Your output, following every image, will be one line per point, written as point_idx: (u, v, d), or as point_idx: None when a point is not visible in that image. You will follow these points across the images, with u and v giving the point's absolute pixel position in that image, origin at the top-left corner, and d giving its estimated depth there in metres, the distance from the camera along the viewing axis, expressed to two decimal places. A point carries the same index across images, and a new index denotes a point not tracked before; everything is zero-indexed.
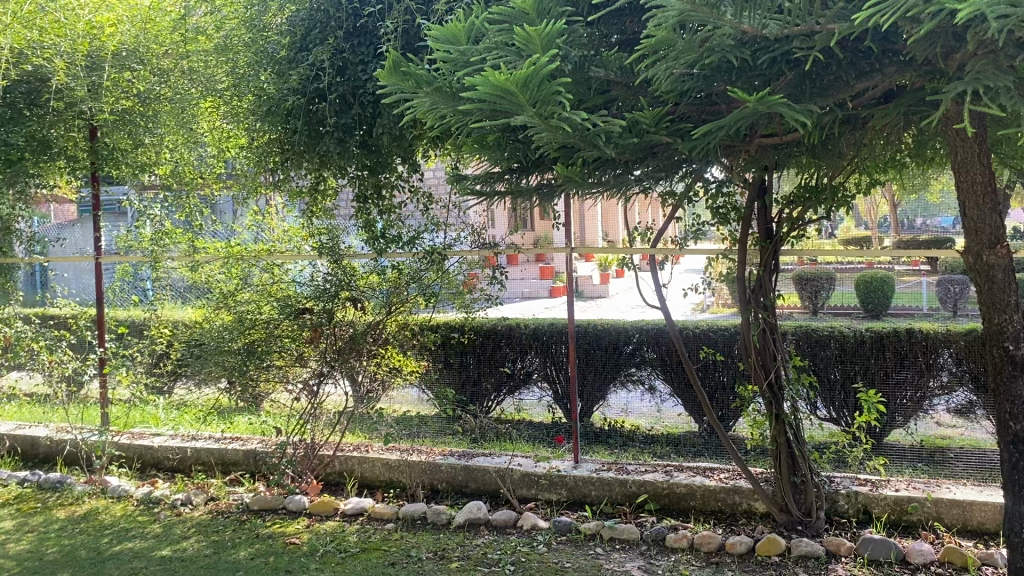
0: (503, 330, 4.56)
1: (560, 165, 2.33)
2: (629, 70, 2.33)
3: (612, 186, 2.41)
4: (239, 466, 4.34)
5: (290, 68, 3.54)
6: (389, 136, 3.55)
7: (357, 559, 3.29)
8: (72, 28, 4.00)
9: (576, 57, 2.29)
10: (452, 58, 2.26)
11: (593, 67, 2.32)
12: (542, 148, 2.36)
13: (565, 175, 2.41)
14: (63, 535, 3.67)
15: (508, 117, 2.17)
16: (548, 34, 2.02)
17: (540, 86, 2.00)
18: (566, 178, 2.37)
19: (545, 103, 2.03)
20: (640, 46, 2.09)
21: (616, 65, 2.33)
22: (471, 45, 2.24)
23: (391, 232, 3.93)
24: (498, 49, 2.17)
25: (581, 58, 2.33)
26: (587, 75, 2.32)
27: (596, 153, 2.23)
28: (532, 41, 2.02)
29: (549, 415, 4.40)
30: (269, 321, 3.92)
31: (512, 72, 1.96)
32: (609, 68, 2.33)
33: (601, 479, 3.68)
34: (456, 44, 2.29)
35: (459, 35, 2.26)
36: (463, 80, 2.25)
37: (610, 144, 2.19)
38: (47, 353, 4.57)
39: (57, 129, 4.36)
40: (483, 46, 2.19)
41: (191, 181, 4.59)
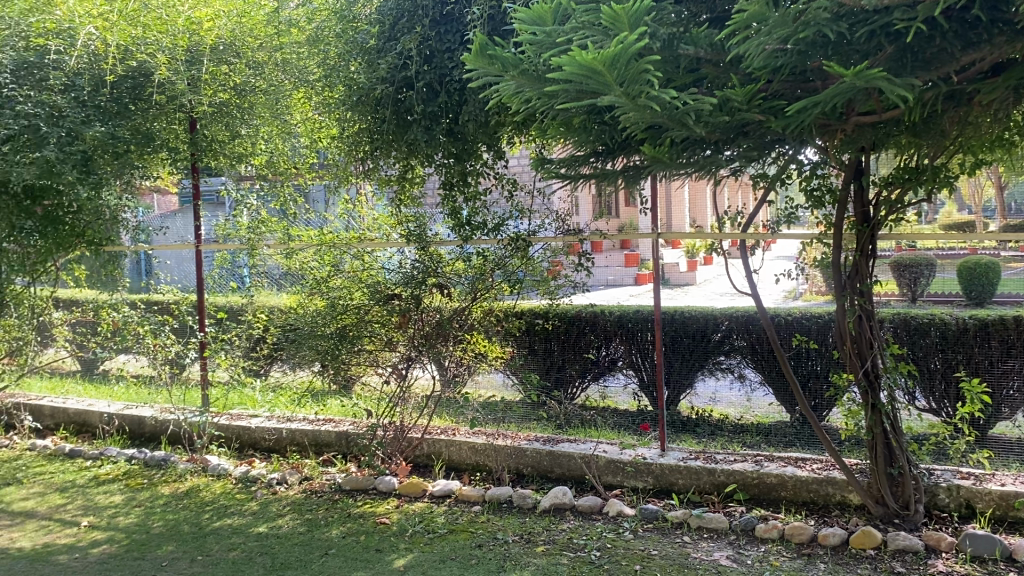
0: (587, 316, 4.55)
1: (648, 146, 2.30)
2: (721, 47, 2.27)
3: (703, 166, 2.37)
4: (331, 447, 4.45)
5: (379, 58, 3.60)
6: (475, 123, 3.56)
7: (444, 540, 3.34)
8: (173, 24, 4.22)
9: (664, 35, 2.24)
10: (539, 40, 2.25)
11: (682, 45, 2.27)
12: (629, 129, 2.33)
13: (652, 158, 2.38)
14: (168, 510, 3.85)
15: (594, 98, 2.16)
16: (635, 12, 2.00)
17: (628, 65, 1.97)
18: (655, 159, 2.35)
19: (634, 82, 2.00)
20: (732, 21, 2.05)
21: (706, 41, 2.27)
22: (557, 27, 2.22)
23: (476, 219, 3.96)
24: (585, 29, 2.15)
25: (670, 35, 2.28)
26: (676, 53, 2.28)
27: (685, 132, 2.19)
28: (620, 20, 2.00)
29: (634, 403, 4.39)
30: (360, 306, 4.02)
31: (600, 52, 1.95)
32: (698, 45, 2.27)
33: (689, 468, 3.64)
34: (543, 25, 2.27)
35: (546, 16, 2.24)
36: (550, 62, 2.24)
37: (700, 123, 2.15)
38: (151, 337, 4.72)
39: (160, 123, 4.51)
40: (570, 26, 2.17)
41: (286, 171, 4.85)
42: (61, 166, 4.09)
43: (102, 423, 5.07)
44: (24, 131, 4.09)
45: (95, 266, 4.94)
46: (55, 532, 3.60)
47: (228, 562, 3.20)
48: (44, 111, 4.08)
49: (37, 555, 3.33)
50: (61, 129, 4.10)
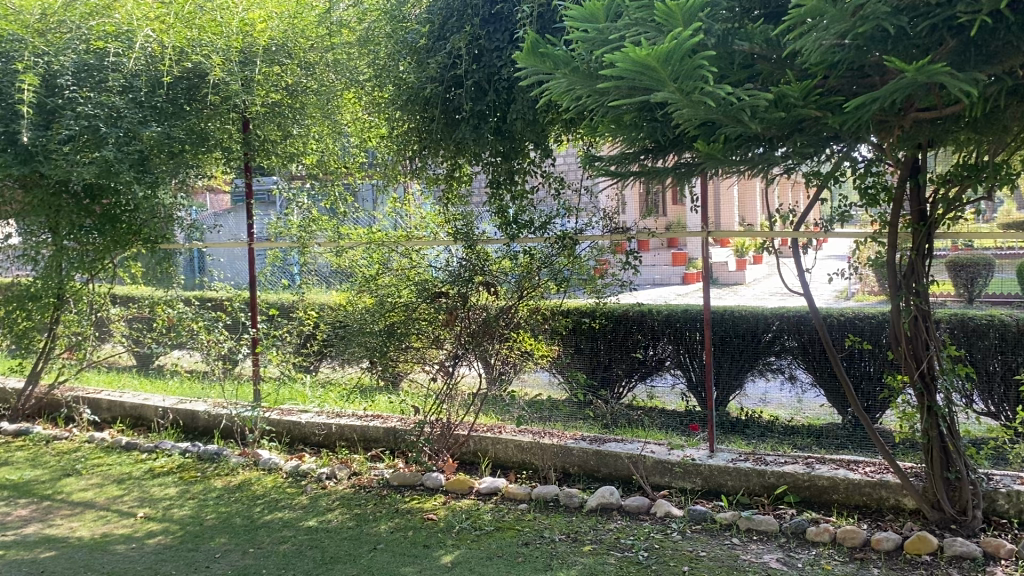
0: (635, 316, 4.55)
1: (701, 142, 2.28)
2: (776, 43, 2.24)
3: (756, 164, 2.34)
4: (379, 442, 4.50)
5: (429, 58, 3.64)
6: (523, 121, 3.54)
7: (491, 538, 3.35)
8: (227, 26, 4.34)
9: (718, 31, 2.22)
10: (590, 38, 2.24)
11: (736, 40, 2.25)
12: (682, 126, 2.32)
13: (705, 155, 2.35)
14: (220, 503, 3.93)
15: (647, 94, 2.15)
16: (689, 9, 1.99)
17: (682, 61, 1.96)
18: (708, 156, 2.32)
19: (688, 79, 1.99)
20: (789, 17, 2.03)
21: (761, 37, 2.24)
22: (610, 24, 2.20)
23: (523, 217, 3.96)
24: (638, 25, 2.14)
25: (725, 31, 2.26)
26: (730, 49, 2.26)
27: (740, 129, 2.17)
28: (674, 16, 2.00)
29: (682, 404, 4.34)
30: (407, 304, 4.07)
31: (653, 48, 1.94)
32: (753, 41, 2.25)
33: (738, 469, 3.60)
34: (595, 22, 2.26)
35: (598, 13, 2.23)
36: (602, 59, 2.23)
37: (755, 119, 2.13)
38: (205, 333, 4.86)
39: (214, 123, 4.55)
40: (623, 23, 2.16)
41: (336, 170, 4.92)
42: (119, 165, 4.20)
43: (157, 417, 5.18)
44: (84, 132, 4.21)
45: (151, 263, 5.02)
46: (113, 523, 3.70)
47: (279, 555, 3.25)
48: (103, 112, 4.21)
49: (96, 544, 3.42)
50: (119, 129, 4.22)
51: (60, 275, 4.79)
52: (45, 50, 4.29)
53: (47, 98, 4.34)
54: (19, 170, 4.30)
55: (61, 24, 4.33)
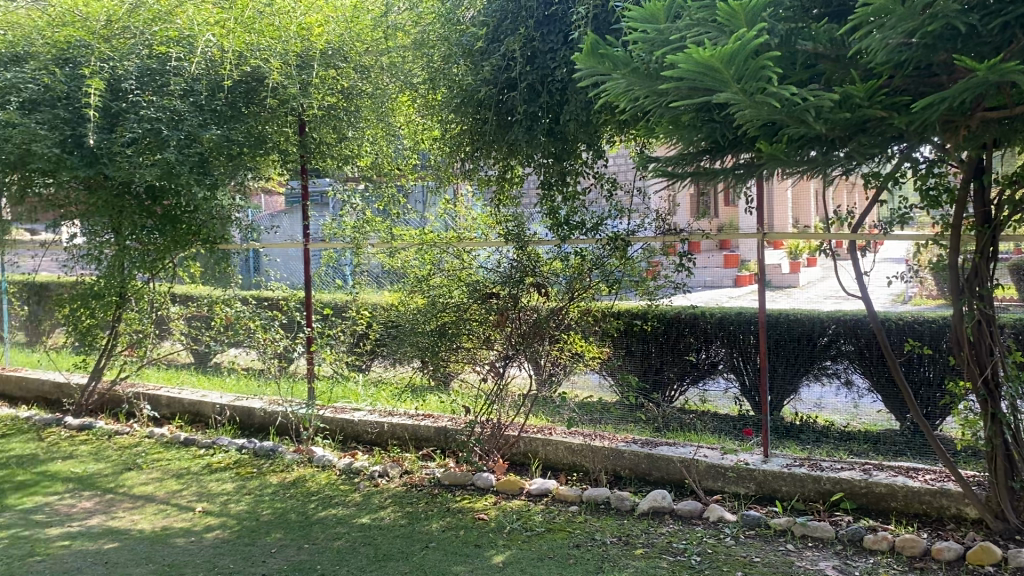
0: (687, 319, 4.48)
1: (762, 142, 2.25)
2: (841, 42, 2.19)
3: (818, 164, 2.29)
4: (430, 442, 4.54)
5: (483, 60, 3.67)
6: (576, 122, 3.52)
7: (542, 539, 3.36)
8: (286, 31, 4.46)
9: (781, 31, 2.19)
10: (650, 38, 2.23)
11: (799, 40, 2.22)
12: (742, 127, 2.29)
13: (768, 157, 2.30)
14: (276, 498, 4.00)
15: (708, 95, 2.13)
16: (753, 8, 1.97)
17: (745, 61, 1.94)
18: (769, 157, 2.28)
19: (753, 78, 1.97)
20: (854, 15, 1.99)
21: (826, 37, 2.20)
22: (671, 24, 2.19)
23: (574, 219, 3.96)
24: (699, 26, 2.12)
25: (788, 31, 2.22)
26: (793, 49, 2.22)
27: (803, 129, 2.13)
28: (737, 15, 1.99)
29: (735, 408, 4.28)
30: (459, 305, 4.10)
31: (716, 48, 1.93)
32: (817, 41, 2.21)
33: (793, 475, 3.55)
34: (655, 23, 2.25)
35: (658, 14, 2.21)
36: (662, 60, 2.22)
37: (820, 119, 2.09)
38: (262, 331, 5.00)
39: (272, 126, 4.64)
40: (683, 23, 2.14)
41: (389, 172, 4.84)
42: (180, 167, 4.31)
43: (215, 413, 5.30)
44: (147, 135, 4.33)
45: (209, 263, 5.12)
46: (172, 516, 3.79)
47: (333, 551, 3.30)
48: (165, 115, 4.33)
49: (156, 537, 3.51)
50: (180, 132, 4.34)
51: (123, 273, 4.94)
52: (110, 56, 4.46)
53: (112, 102, 4.47)
54: (85, 172, 4.42)
55: (126, 30, 4.51)
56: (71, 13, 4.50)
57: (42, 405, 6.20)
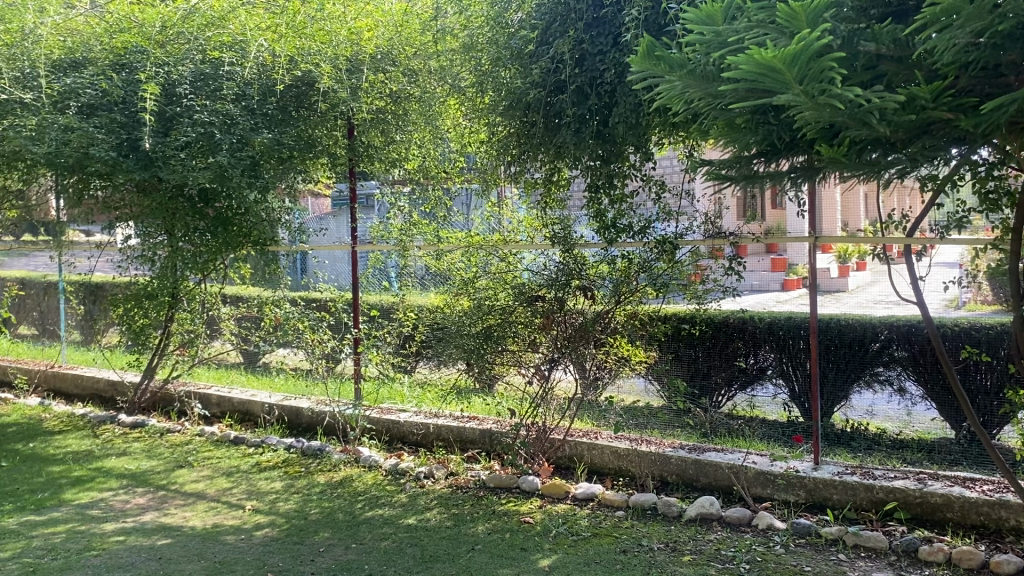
0: (736, 323, 4.41)
1: (822, 146, 2.19)
2: (905, 42, 2.14)
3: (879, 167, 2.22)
4: (475, 444, 4.54)
5: (532, 63, 3.68)
6: (625, 125, 3.50)
7: (588, 543, 3.34)
8: (336, 35, 4.54)
9: (843, 32, 2.14)
10: (707, 40, 2.21)
11: (862, 41, 2.16)
12: (800, 129, 2.24)
13: (828, 160, 2.27)
14: (324, 498, 4.04)
15: (767, 96, 2.10)
16: (815, 9, 1.94)
17: (806, 62, 1.91)
18: (829, 160, 2.23)
19: (815, 80, 1.93)
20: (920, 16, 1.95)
21: (889, 37, 2.13)
22: (728, 26, 2.17)
23: (622, 221, 3.93)
24: (759, 27, 2.09)
25: (850, 32, 2.17)
26: (855, 50, 2.17)
27: (865, 132, 2.08)
28: (798, 17, 1.95)
29: (784, 414, 4.19)
30: (505, 308, 4.11)
31: (779, 50, 1.91)
32: (881, 41, 2.14)
33: (844, 483, 3.48)
34: (712, 25, 2.23)
35: (716, 16, 2.19)
36: (719, 62, 2.19)
37: (883, 121, 2.04)
38: (310, 332, 5.04)
39: (321, 129, 4.76)
40: (742, 25, 2.11)
41: (436, 175, 4.87)
42: (232, 170, 4.40)
43: (264, 413, 5.38)
44: (200, 138, 4.42)
45: (259, 265, 5.19)
46: (223, 514, 3.85)
47: (380, 551, 3.32)
48: (218, 119, 4.40)
49: (208, 534, 3.57)
50: (232, 136, 4.42)
51: (176, 273, 4.96)
52: (165, 61, 4.54)
53: (167, 106, 4.54)
54: (141, 175, 4.49)
55: (180, 35, 4.58)
56: (127, 19, 4.65)
57: (96, 403, 6.35)
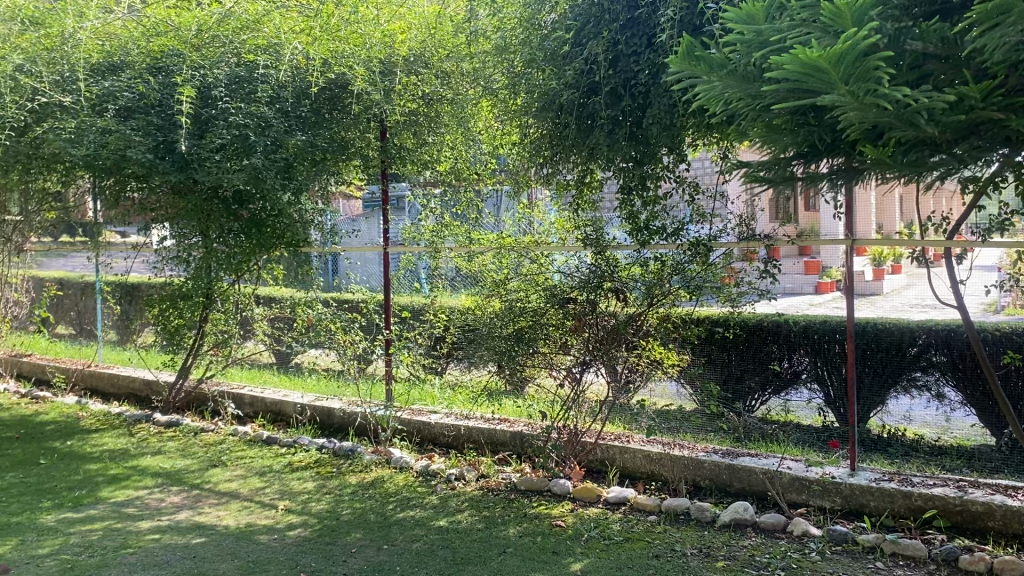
0: (770, 326, 4.38)
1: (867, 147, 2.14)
2: (953, 41, 2.08)
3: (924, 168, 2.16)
4: (506, 446, 4.54)
5: (566, 65, 3.66)
6: (659, 126, 3.46)
7: (620, 548, 3.32)
8: (370, 38, 4.58)
9: (889, 30, 2.09)
10: (748, 39, 2.18)
11: (909, 40, 2.10)
12: (843, 129, 2.20)
13: (871, 161, 2.22)
14: (355, 498, 4.06)
15: (811, 96, 2.06)
16: (860, 7, 1.90)
17: (851, 62, 1.87)
18: (873, 161, 2.18)
19: (862, 80, 1.90)
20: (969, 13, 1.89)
21: (936, 35, 2.07)
22: (770, 25, 2.13)
23: (655, 223, 3.90)
24: (802, 26, 2.06)
25: (896, 30, 2.11)
26: (902, 49, 2.11)
27: (910, 133, 2.03)
28: (843, 16, 1.91)
29: (819, 419, 4.15)
30: (536, 310, 4.10)
31: (826, 50, 1.88)
32: (928, 40, 2.08)
33: (882, 490, 3.42)
34: (753, 24, 2.20)
35: (757, 15, 2.16)
36: (760, 62, 2.16)
37: (930, 122, 1.99)
38: (342, 333, 5.07)
39: (354, 132, 4.80)
40: (785, 24, 2.08)
41: (468, 177, 4.85)
42: (266, 172, 4.44)
43: (296, 413, 5.41)
44: (235, 141, 4.46)
45: (292, 266, 5.22)
46: (256, 513, 3.88)
47: (411, 553, 3.32)
48: (253, 121, 4.44)
49: (241, 533, 3.59)
50: (267, 138, 4.46)
51: (210, 275, 4.99)
52: (201, 64, 4.58)
53: (202, 109, 4.58)
54: (177, 177, 4.53)
55: (215, 39, 4.63)
56: (163, 23, 4.73)
57: (132, 402, 6.43)
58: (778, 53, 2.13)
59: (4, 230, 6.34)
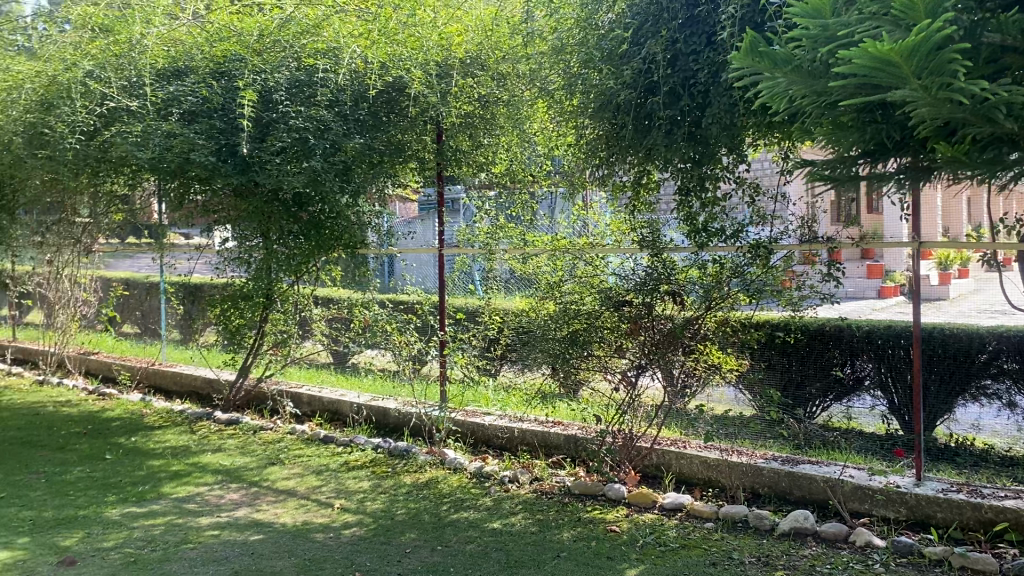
0: (832, 331, 4.26)
1: (941, 145, 2.06)
2: None
3: (999, 166, 2.07)
4: (560, 449, 4.51)
5: (623, 64, 3.62)
6: (718, 126, 3.41)
7: (677, 555, 3.27)
8: (427, 41, 4.61)
9: (964, 22, 2.00)
10: (814, 35, 2.13)
11: (986, 32, 2.00)
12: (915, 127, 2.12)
13: (944, 159, 2.13)
14: (410, 498, 4.07)
15: (882, 91, 2.01)
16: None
17: (923, 56, 1.81)
18: (946, 160, 2.09)
19: (935, 74, 1.83)
20: None
21: (1017, 27, 1.96)
22: (838, 20, 2.08)
23: (714, 225, 3.83)
24: (872, 19, 2.00)
25: (972, 22, 2.02)
26: (979, 42, 2.01)
27: (986, 129, 1.95)
28: (915, 7, 1.85)
29: (882, 427, 4.02)
30: (591, 312, 4.08)
31: (898, 42, 1.82)
32: (1007, 32, 1.97)
33: (950, 501, 3.31)
34: (819, 19, 2.14)
35: (824, 9, 2.11)
36: (828, 57, 2.11)
37: (1007, 118, 1.90)
38: (397, 334, 5.12)
39: (410, 135, 4.83)
40: (853, 18, 2.02)
41: (523, 179, 4.87)
42: (325, 175, 4.51)
43: (352, 413, 5.47)
44: (295, 144, 4.52)
45: (349, 267, 5.28)
46: (312, 511, 3.92)
47: (465, 554, 3.32)
48: (313, 125, 4.50)
49: (298, 531, 3.63)
50: (326, 141, 4.53)
51: (270, 275, 5.08)
52: (262, 68, 4.67)
53: (263, 113, 4.65)
54: (238, 180, 4.62)
55: (276, 43, 4.72)
56: (226, 29, 4.84)
57: (193, 400, 6.57)
58: (847, 48, 2.08)
59: (74, 232, 6.54)
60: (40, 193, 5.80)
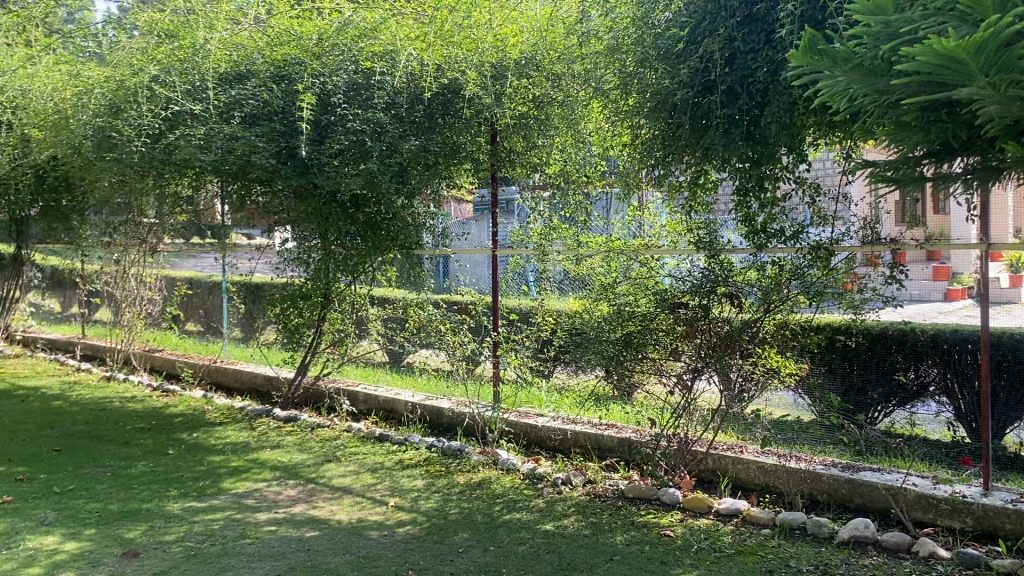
0: (895, 334, 4.15)
1: (1010, 143, 1.99)
2: None
3: None
4: (613, 452, 4.48)
5: (680, 63, 3.59)
6: (777, 125, 3.34)
7: (732, 561, 3.22)
8: (482, 43, 4.63)
9: None
10: (876, 32, 2.07)
11: None
12: (983, 125, 2.05)
13: (1013, 158, 2.06)
14: (463, 498, 4.09)
15: (947, 89, 1.95)
16: None
17: (991, 53, 1.75)
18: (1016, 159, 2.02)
19: (1005, 71, 1.77)
20: None
21: None
22: (900, 16, 2.02)
23: (773, 225, 3.75)
24: (936, 16, 1.94)
25: None
26: None
27: None
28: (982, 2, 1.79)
29: (948, 434, 3.88)
30: (646, 314, 4.04)
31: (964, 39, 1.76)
32: None
33: (1019, 512, 3.19)
34: (881, 15, 2.09)
35: (886, 5, 2.05)
36: (891, 55, 2.06)
37: None
38: (451, 334, 5.17)
39: (465, 136, 4.85)
40: (917, 14, 1.97)
41: (577, 179, 4.78)
42: (381, 176, 4.56)
43: (407, 412, 5.52)
44: (353, 146, 4.60)
45: (404, 268, 5.32)
46: (367, 509, 3.96)
47: (517, 556, 3.32)
48: (370, 127, 4.58)
49: (353, 529, 3.68)
50: (383, 143, 4.60)
51: (328, 275, 5.21)
52: (321, 71, 4.74)
53: (322, 116, 4.73)
54: (298, 181, 4.72)
55: (335, 46, 4.80)
56: (287, 33, 4.94)
57: (253, 398, 6.70)
58: (910, 45, 2.02)
59: (140, 232, 6.74)
60: (108, 194, 5.98)
